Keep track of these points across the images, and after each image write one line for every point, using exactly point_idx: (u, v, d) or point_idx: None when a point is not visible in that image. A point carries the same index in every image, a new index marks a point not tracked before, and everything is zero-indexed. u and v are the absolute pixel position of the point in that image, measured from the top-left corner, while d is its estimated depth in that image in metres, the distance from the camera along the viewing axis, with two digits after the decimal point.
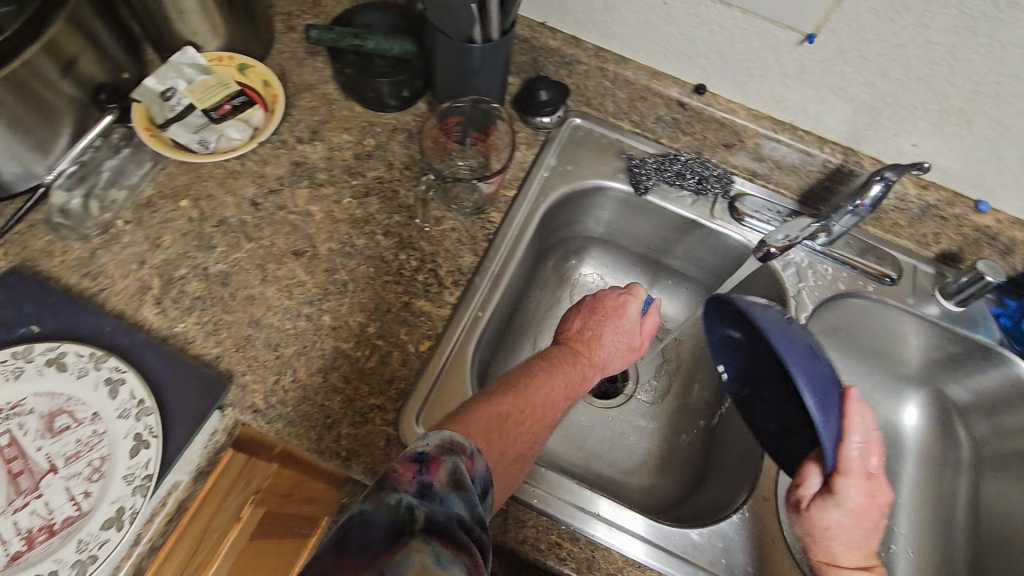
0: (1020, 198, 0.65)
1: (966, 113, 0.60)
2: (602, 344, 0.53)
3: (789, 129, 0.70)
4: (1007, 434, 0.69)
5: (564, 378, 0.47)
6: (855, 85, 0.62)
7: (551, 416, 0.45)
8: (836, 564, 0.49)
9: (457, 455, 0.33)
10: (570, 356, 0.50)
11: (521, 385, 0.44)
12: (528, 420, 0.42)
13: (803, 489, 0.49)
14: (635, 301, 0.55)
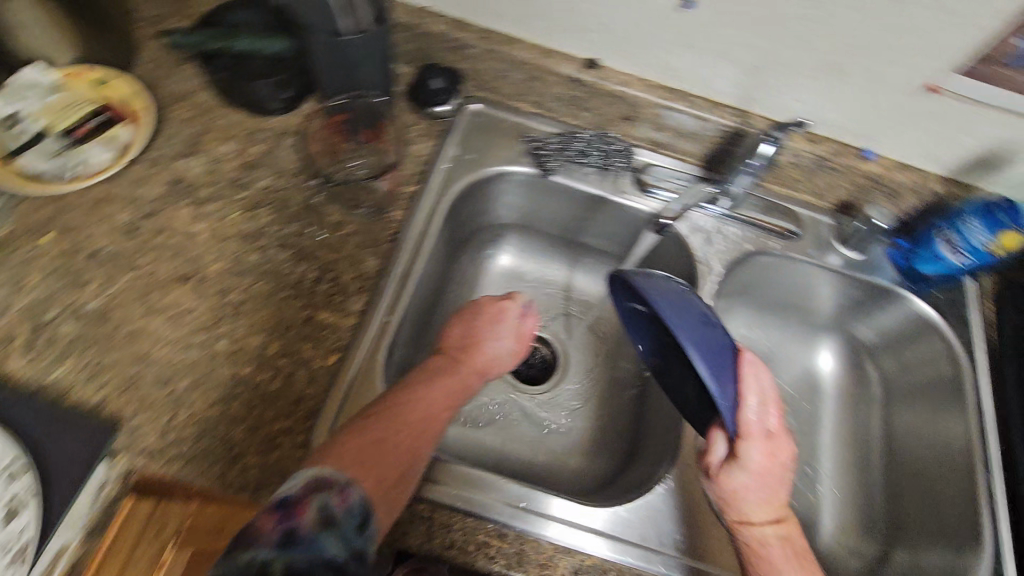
0: (898, 144, 0.69)
1: (841, 66, 0.61)
2: (483, 349, 0.53)
3: (683, 97, 0.70)
4: (910, 367, 0.73)
5: (443, 392, 0.48)
6: (738, 48, 0.63)
7: (430, 432, 0.45)
8: (750, 525, 0.50)
9: (325, 493, 0.35)
10: (451, 369, 0.50)
11: (394, 409, 0.44)
12: (406, 440, 0.43)
13: (711, 456, 0.52)
14: (513, 307, 0.57)
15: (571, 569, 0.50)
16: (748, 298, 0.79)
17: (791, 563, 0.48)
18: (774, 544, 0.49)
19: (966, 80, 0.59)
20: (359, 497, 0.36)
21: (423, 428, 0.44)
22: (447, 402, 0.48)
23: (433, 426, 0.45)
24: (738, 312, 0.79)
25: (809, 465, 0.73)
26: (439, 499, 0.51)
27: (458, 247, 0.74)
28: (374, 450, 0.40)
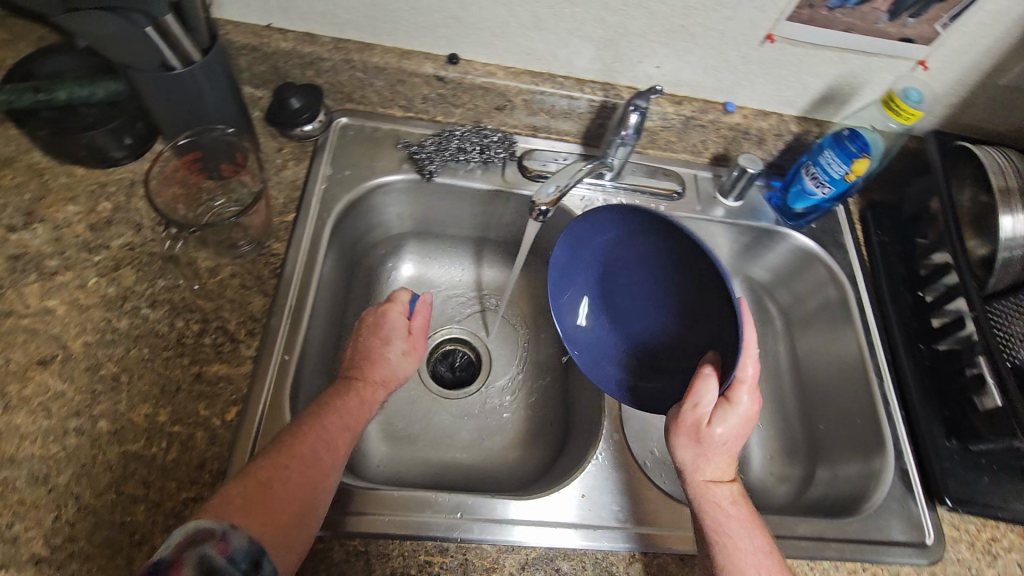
0: (754, 93, 0.72)
1: (686, 28, 0.64)
2: (378, 362, 0.54)
3: (548, 78, 0.70)
4: (804, 296, 0.79)
5: (335, 413, 0.49)
6: (588, 24, 0.64)
7: (330, 460, 0.47)
8: (710, 481, 0.52)
9: (205, 542, 0.37)
10: (346, 390, 0.51)
11: (287, 446, 0.45)
12: (302, 470, 0.44)
13: (704, 406, 0.52)
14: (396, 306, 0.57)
15: (518, 564, 0.51)
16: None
17: (744, 521, 0.51)
18: (727, 502, 0.51)
19: (795, 25, 0.63)
20: (242, 541, 0.38)
21: (317, 455, 0.46)
22: (342, 427, 0.49)
23: (329, 453, 0.47)
24: None
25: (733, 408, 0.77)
26: (367, 530, 0.50)
27: (354, 267, 0.73)
28: (270, 486, 0.43)
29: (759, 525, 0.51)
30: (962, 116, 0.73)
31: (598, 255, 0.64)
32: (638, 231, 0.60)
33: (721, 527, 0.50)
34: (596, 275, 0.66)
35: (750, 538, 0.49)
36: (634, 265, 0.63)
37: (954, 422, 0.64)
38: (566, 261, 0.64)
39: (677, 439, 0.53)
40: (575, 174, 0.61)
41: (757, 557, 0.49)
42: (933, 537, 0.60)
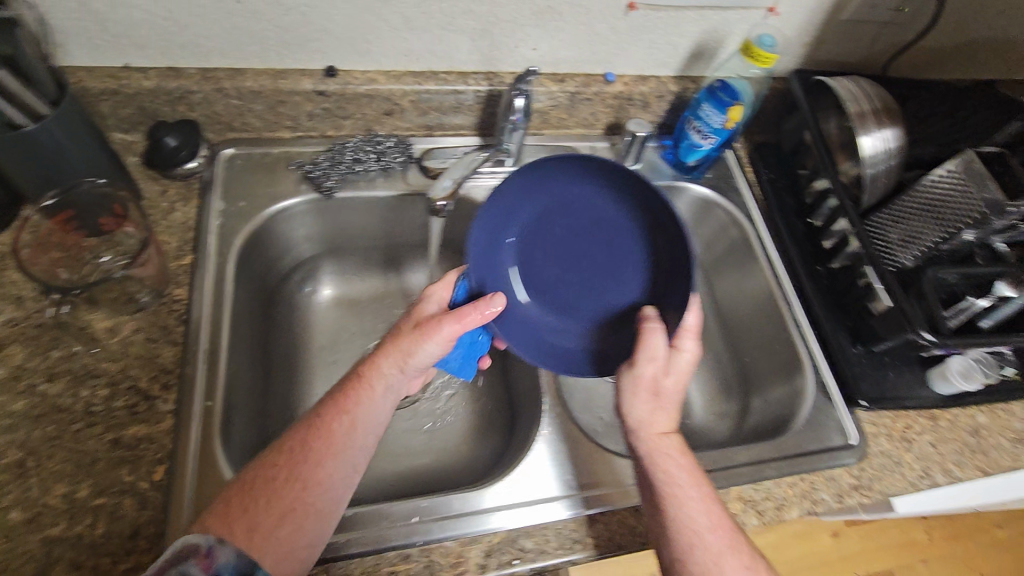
0: (630, 60, 0.76)
1: (552, 8, 0.66)
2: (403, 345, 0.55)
3: (430, 76, 0.71)
4: (711, 242, 0.84)
5: (329, 405, 0.51)
6: (458, 17, 0.65)
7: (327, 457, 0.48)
8: (658, 433, 0.54)
9: (187, 561, 0.40)
10: (360, 376, 0.53)
11: (277, 447, 0.49)
12: (287, 469, 0.47)
13: (652, 355, 0.55)
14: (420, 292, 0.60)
15: (484, 553, 0.52)
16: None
17: (691, 472, 0.52)
18: (674, 451, 0.53)
19: None
20: (227, 556, 0.41)
21: (304, 449, 0.48)
22: (334, 421, 0.50)
23: (319, 444, 0.49)
24: None
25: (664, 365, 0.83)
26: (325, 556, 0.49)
27: (271, 299, 0.71)
28: (257, 488, 0.46)
29: (702, 475, 0.53)
30: (818, 53, 0.80)
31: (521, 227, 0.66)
32: (554, 195, 0.65)
33: (669, 475, 0.51)
34: (523, 250, 0.67)
35: (696, 484, 0.51)
36: (555, 232, 0.66)
37: (856, 330, 0.70)
38: (492, 240, 0.65)
39: (627, 392, 0.56)
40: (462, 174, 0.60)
41: (703, 501, 0.50)
42: (857, 438, 0.65)
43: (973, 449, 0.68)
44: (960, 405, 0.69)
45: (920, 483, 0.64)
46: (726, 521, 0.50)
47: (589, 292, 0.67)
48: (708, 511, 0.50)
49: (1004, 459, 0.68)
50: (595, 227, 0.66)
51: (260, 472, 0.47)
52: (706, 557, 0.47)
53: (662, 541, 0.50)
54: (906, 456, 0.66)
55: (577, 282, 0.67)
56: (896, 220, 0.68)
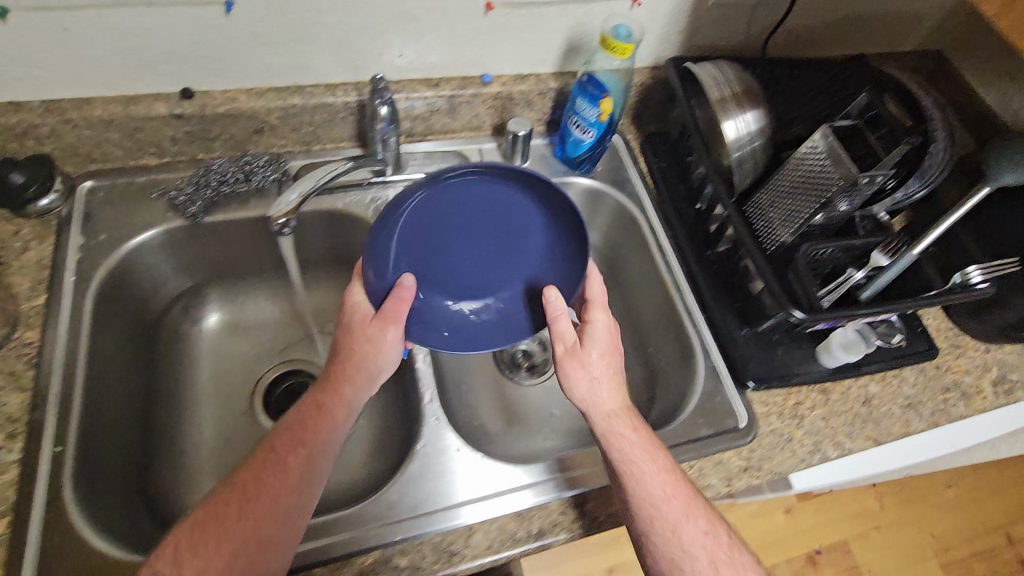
0: (504, 61, 0.75)
1: (408, 13, 0.64)
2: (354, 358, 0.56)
3: (296, 90, 0.69)
4: (609, 233, 0.85)
5: (285, 433, 0.53)
6: (310, 28, 0.63)
7: (278, 485, 0.50)
8: (608, 411, 0.55)
9: None
10: (311, 400, 0.55)
11: (229, 480, 0.51)
12: (242, 504, 0.49)
13: (563, 339, 0.57)
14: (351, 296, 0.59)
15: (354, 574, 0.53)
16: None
17: (646, 445, 0.54)
18: (626, 427, 0.54)
19: None
20: None
21: (261, 485, 0.50)
22: (288, 451, 0.52)
23: (273, 478, 0.51)
24: None
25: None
26: None
27: (151, 331, 0.70)
28: (211, 526, 0.48)
29: (658, 444, 0.55)
30: (697, 39, 0.80)
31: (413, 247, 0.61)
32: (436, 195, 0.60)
33: (625, 454, 0.54)
34: (425, 269, 0.63)
35: (652, 459, 0.53)
36: (447, 234, 0.63)
37: (743, 311, 0.70)
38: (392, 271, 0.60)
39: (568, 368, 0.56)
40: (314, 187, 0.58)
41: (661, 473, 0.53)
42: (746, 421, 0.66)
43: (864, 420, 0.69)
44: (851, 377, 0.70)
45: (810, 459, 0.65)
46: (684, 488, 0.53)
47: (507, 277, 0.65)
48: (665, 483, 0.53)
49: (895, 427, 0.69)
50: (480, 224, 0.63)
51: (216, 506, 0.49)
52: (665, 528, 0.51)
53: (628, 514, 0.53)
54: (797, 433, 0.67)
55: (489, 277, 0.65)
56: (772, 201, 0.69)
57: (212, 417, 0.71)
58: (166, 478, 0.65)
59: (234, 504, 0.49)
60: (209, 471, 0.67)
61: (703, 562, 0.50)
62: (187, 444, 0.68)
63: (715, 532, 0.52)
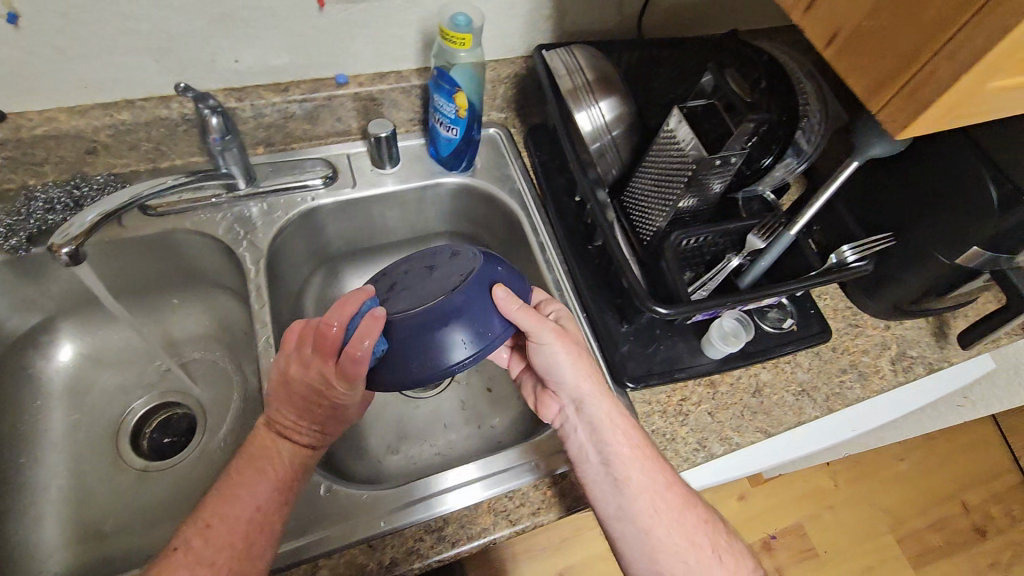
0: (357, 61, 0.70)
1: (230, 15, 0.60)
2: (336, 413, 0.53)
3: (127, 105, 0.64)
4: (494, 234, 0.81)
5: (257, 481, 0.50)
6: (121, 37, 0.58)
7: (265, 534, 0.48)
8: (601, 408, 0.56)
9: None
10: (285, 449, 0.53)
11: (206, 538, 0.46)
12: (229, 565, 0.45)
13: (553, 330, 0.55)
14: (327, 370, 0.49)
15: None
16: (334, 254, 0.80)
17: (638, 436, 0.57)
18: (619, 420, 0.57)
19: None
20: None
21: (248, 545, 0.47)
22: (276, 506, 0.50)
23: (262, 537, 0.48)
24: (341, 275, 0.81)
25: (460, 372, 0.81)
26: None
27: None
28: None
29: (646, 437, 0.58)
30: (567, 24, 0.75)
31: (399, 335, 0.50)
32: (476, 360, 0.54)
33: (622, 449, 0.56)
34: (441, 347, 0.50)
35: (648, 450, 0.56)
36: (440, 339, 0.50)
37: (622, 307, 0.67)
38: (422, 362, 0.50)
39: (556, 355, 0.56)
40: (122, 202, 0.58)
41: (659, 465, 0.56)
42: None
43: (754, 411, 0.66)
44: (740, 367, 0.67)
45: (694, 457, 0.62)
46: (677, 481, 0.57)
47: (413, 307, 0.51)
48: (664, 475, 0.55)
49: (787, 415, 0.66)
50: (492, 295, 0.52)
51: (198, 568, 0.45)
52: (670, 519, 0.54)
53: (629, 514, 0.54)
54: (681, 431, 0.63)
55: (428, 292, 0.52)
56: (641, 190, 0.66)
57: (70, 460, 0.67)
58: (13, 530, 0.61)
59: (225, 561, 0.45)
60: (62, 519, 0.63)
61: (705, 551, 0.54)
62: (37, 491, 0.64)
63: (711, 521, 0.56)
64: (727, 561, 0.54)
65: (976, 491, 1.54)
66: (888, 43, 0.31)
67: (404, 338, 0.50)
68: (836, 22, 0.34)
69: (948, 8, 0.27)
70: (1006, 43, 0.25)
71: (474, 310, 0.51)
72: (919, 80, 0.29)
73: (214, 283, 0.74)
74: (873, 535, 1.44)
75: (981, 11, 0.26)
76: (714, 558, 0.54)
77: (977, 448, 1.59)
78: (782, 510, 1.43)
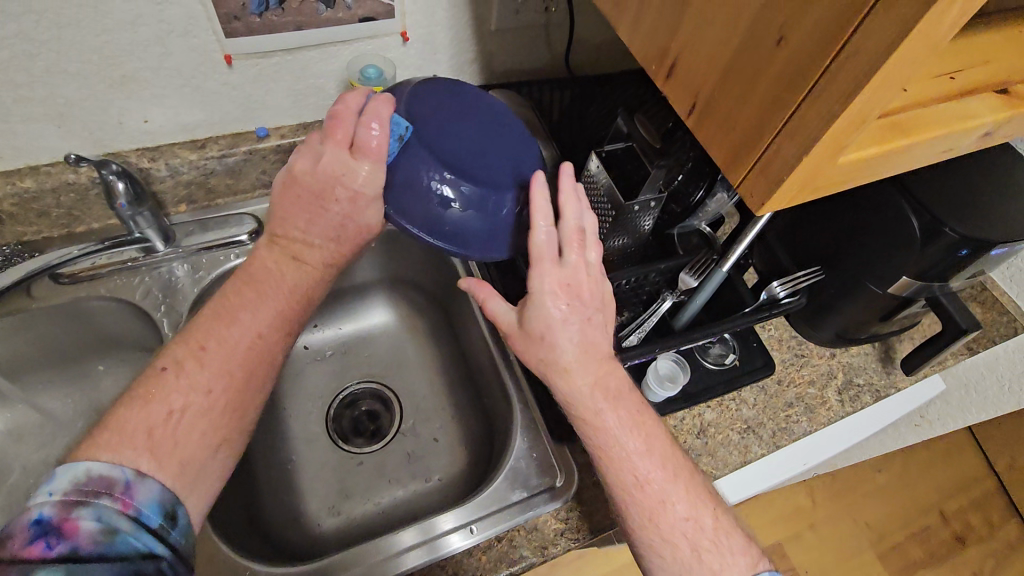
0: (276, 114, 0.68)
1: (131, 77, 0.58)
2: (349, 213, 0.48)
3: (31, 171, 0.62)
4: (434, 278, 0.80)
5: (256, 299, 0.49)
6: (15, 106, 0.56)
7: (263, 364, 0.48)
8: (589, 377, 0.47)
9: (100, 498, 0.38)
10: (300, 281, 0.51)
11: (202, 362, 0.46)
12: (226, 395, 0.46)
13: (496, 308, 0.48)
14: (340, 148, 0.46)
15: None
16: None
17: (625, 418, 0.47)
18: (592, 407, 0.47)
19: (240, 40, 0.59)
20: (148, 492, 0.40)
21: (246, 379, 0.47)
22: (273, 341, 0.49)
23: (262, 365, 0.48)
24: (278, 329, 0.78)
25: (405, 422, 0.77)
26: None
27: None
28: (186, 422, 0.44)
29: (638, 418, 0.48)
30: (494, 66, 0.75)
31: (425, 135, 0.47)
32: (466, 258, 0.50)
33: (592, 437, 0.48)
34: (454, 225, 0.47)
35: (628, 437, 0.47)
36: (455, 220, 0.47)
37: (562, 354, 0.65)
38: (430, 226, 0.47)
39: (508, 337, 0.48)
40: (29, 272, 0.57)
41: (648, 442, 0.48)
42: (563, 478, 0.60)
43: (698, 453, 0.64)
44: (681, 409, 0.66)
45: None
46: (669, 467, 0.47)
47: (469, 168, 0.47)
48: (643, 462, 0.47)
49: (733, 456, 0.65)
50: (523, 184, 0.48)
51: (194, 391, 0.45)
52: (642, 512, 0.46)
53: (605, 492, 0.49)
54: None
55: (485, 169, 0.47)
56: None
57: None
58: None
59: (223, 386, 0.46)
60: None
61: (684, 550, 0.46)
62: None
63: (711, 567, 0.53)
64: (714, 562, 0.46)
65: (957, 499, 1.53)
66: (736, 121, 0.31)
67: (430, 148, 0.46)
68: (693, 93, 0.34)
69: (782, 91, 0.28)
70: (840, 123, 0.26)
71: (504, 194, 0.47)
72: (766, 159, 0.30)
73: (135, 346, 0.70)
74: (857, 550, 1.43)
75: (809, 96, 0.27)
76: (697, 559, 0.46)
77: (954, 455, 1.58)
78: (762, 531, 1.41)
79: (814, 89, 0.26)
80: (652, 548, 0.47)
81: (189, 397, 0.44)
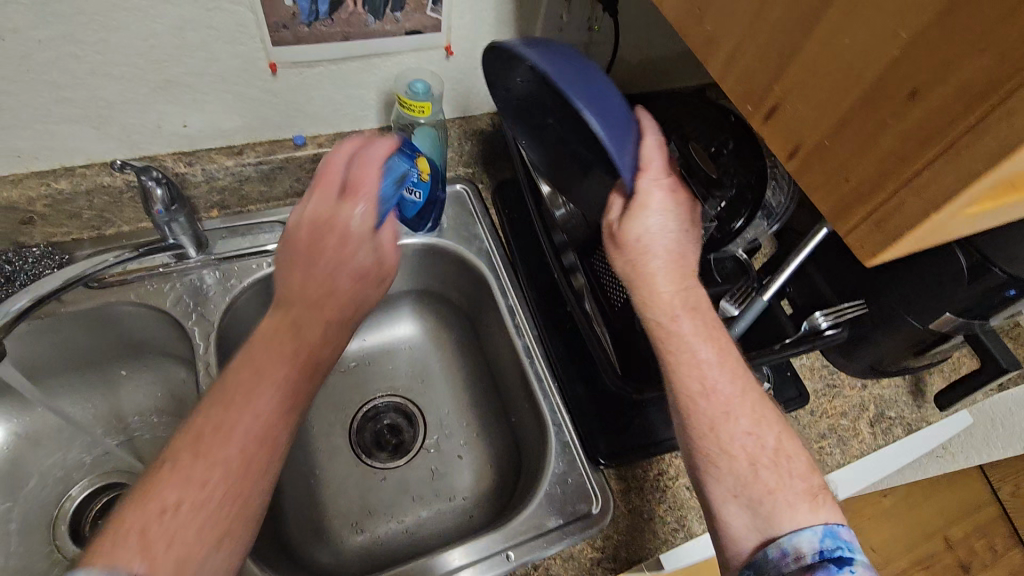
0: (315, 122, 0.67)
1: (173, 81, 0.57)
2: (346, 255, 0.50)
3: (64, 172, 0.60)
4: (465, 290, 0.79)
5: (262, 375, 0.45)
6: (55, 106, 0.55)
7: (265, 449, 0.43)
8: (670, 285, 0.49)
9: None
10: (301, 353, 0.47)
11: (196, 451, 0.41)
12: (224, 483, 0.41)
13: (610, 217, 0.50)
14: (326, 194, 0.50)
15: None
16: None
17: (699, 325, 0.48)
18: (666, 303, 0.48)
19: (286, 49, 0.58)
20: None
21: (249, 463, 0.42)
22: (283, 405, 0.45)
23: (262, 452, 0.43)
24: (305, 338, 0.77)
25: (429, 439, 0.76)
26: None
27: None
28: (180, 515, 0.39)
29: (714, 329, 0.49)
30: None
31: (587, 93, 0.44)
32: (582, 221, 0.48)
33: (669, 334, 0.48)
34: None
35: (703, 344, 0.48)
36: None
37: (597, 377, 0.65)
38: None
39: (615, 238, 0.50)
40: (66, 279, 0.55)
41: (715, 354, 0.48)
42: (600, 504, 0.59)
43: None
44: None
45: (673, 537, 0.59)
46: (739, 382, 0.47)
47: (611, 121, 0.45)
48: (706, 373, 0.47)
49: None
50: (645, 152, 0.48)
51: (191, 483, 0.40)
52: (704, 423, 0.46)
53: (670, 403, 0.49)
54: (659, 509, 0.60)
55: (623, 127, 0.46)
56: None
57: None
58: None
59: (219, 475, 0.41)
60: None
61: (740, 464, 0.45)
62: None
63: None
64: (769, 480, 0.44)
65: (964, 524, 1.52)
66: (846, 168, 0.32)
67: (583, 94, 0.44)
68: (794, 139, 0.34)
69: (904, 148, 0.28)
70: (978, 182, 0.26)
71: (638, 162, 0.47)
72: (887, 209, 0.30)
73: (161, 352, 0.69)
74: None
75: (946, 153, 0.27)
76: (755, 475, 0.45)
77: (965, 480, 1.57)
78: None
79: (954, 144, 0.26)
80: (709, 469, 0.46)
81: (183, 490, 0.40)
